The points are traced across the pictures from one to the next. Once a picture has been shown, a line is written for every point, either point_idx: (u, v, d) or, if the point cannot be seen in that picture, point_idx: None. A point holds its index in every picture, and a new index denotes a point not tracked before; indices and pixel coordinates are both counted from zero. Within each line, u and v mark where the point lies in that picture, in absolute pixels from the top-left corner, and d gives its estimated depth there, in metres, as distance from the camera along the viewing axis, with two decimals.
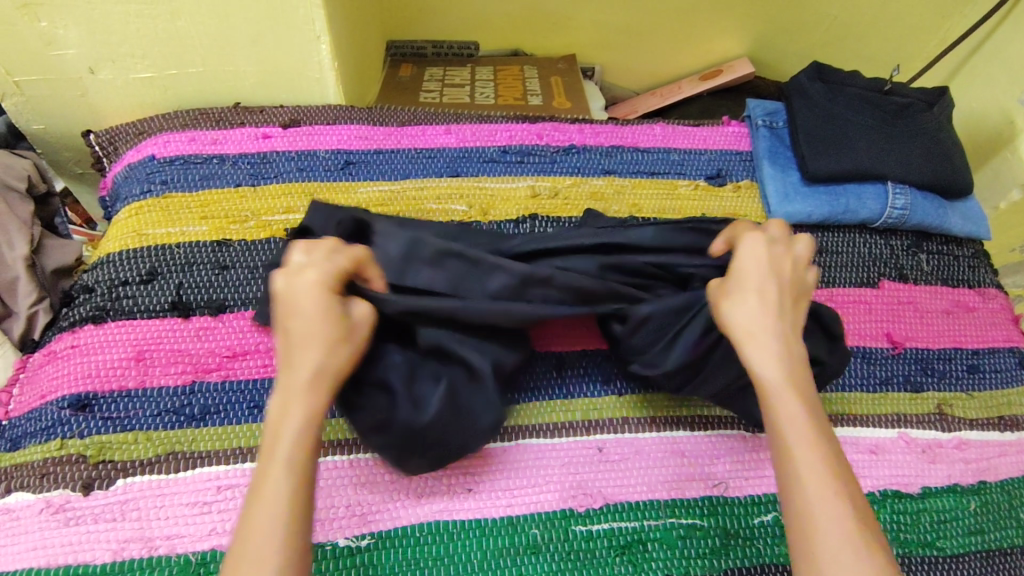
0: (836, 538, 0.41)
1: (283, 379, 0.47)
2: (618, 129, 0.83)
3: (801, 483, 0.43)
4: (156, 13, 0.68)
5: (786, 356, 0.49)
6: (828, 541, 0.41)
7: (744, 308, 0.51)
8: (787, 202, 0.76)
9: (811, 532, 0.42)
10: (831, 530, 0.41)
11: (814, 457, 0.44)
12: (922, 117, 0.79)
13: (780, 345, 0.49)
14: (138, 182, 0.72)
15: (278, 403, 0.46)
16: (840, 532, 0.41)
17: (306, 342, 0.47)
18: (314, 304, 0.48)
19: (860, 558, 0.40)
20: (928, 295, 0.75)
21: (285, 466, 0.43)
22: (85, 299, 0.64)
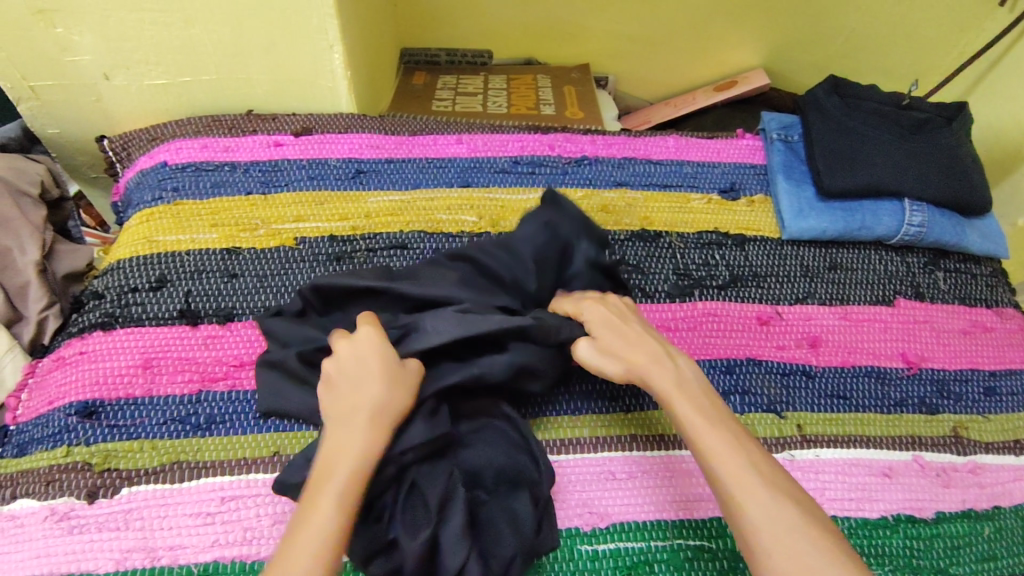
0: (783, 545, 0.40)
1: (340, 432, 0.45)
2: (631, 141, 0.83)
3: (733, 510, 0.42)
4: (170, 21, 0.68)
5: (693, 391, 0.49)
6: (777, 554, 0.39)
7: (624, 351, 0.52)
8: (802, 217, 0.75)
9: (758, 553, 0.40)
10: (775, 541, 0.40)
11: (746, 481, 0.43)
12: (940, 133, 0.78)
13: (682, 384, 0.49)
14: (150, 188, 0.72)
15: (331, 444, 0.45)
16: (787, 537, 0.40)
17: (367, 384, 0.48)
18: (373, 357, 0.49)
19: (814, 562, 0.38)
20: (945, 314, 0.74)
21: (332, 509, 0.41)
22: (95, 304, 0.64)
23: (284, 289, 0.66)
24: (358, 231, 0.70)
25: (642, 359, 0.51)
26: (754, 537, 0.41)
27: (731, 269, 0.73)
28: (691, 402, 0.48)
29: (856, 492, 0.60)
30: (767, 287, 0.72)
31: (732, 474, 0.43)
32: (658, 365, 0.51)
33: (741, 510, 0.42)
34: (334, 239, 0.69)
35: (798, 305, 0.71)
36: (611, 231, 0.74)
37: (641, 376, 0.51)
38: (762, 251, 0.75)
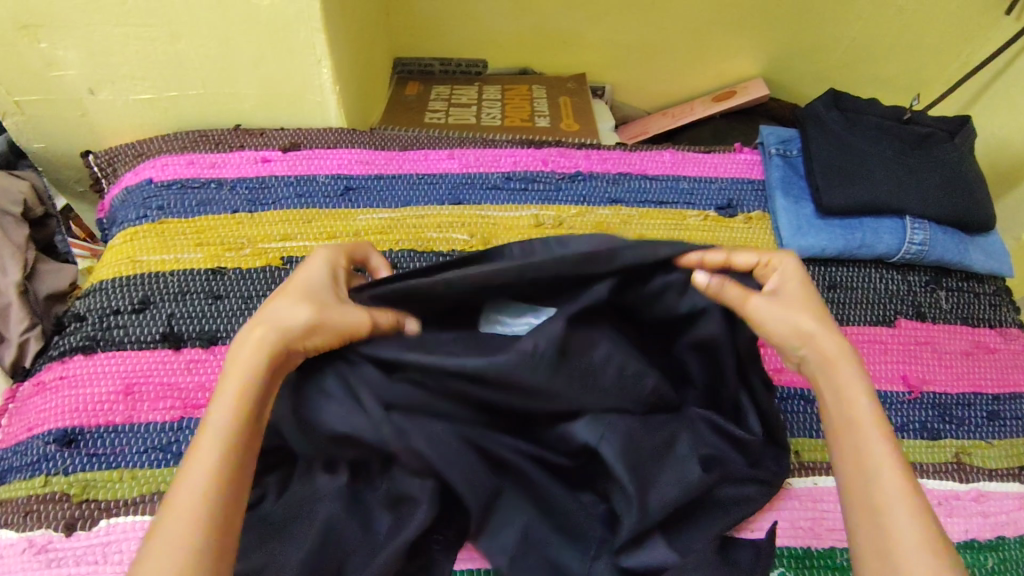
0: (908, 529, 0.41)
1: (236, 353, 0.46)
2: (626, 155, 0.81)
3: (869, 486, 0.44)
4: (155, 36, 0.67)
5: (861, 367, 0.49)
6: (903, 534, 0.41)
7: (789, 313, 0.51)
8: (801, 235, 0.73)
9: (881, 520, 0.42)
10: (902, 521, 0.42)
11: (890, 460, 0.45)
12: (942, 148, 0.76)
13: (852, 351, 0.50)
14: (135, 207, 0.70)
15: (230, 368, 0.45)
16: (912, 521, 0.42)
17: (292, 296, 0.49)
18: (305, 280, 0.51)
19: (933, 552, 0.40)
20: (946, 335, 0.72)
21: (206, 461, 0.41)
22: (77, 327, 0.63)
23: None
24: None
25: (802, 316, 0.51)
26: (882, 509, 0.43)
27: None
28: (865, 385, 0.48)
29: None
30: None
31: (868, 441, 0.46)
32: (833, 332, 0.50)
33: (874, 477, 0.44)
34: None
35: None
36: None
37: (807, 337, 0.50)
38: None
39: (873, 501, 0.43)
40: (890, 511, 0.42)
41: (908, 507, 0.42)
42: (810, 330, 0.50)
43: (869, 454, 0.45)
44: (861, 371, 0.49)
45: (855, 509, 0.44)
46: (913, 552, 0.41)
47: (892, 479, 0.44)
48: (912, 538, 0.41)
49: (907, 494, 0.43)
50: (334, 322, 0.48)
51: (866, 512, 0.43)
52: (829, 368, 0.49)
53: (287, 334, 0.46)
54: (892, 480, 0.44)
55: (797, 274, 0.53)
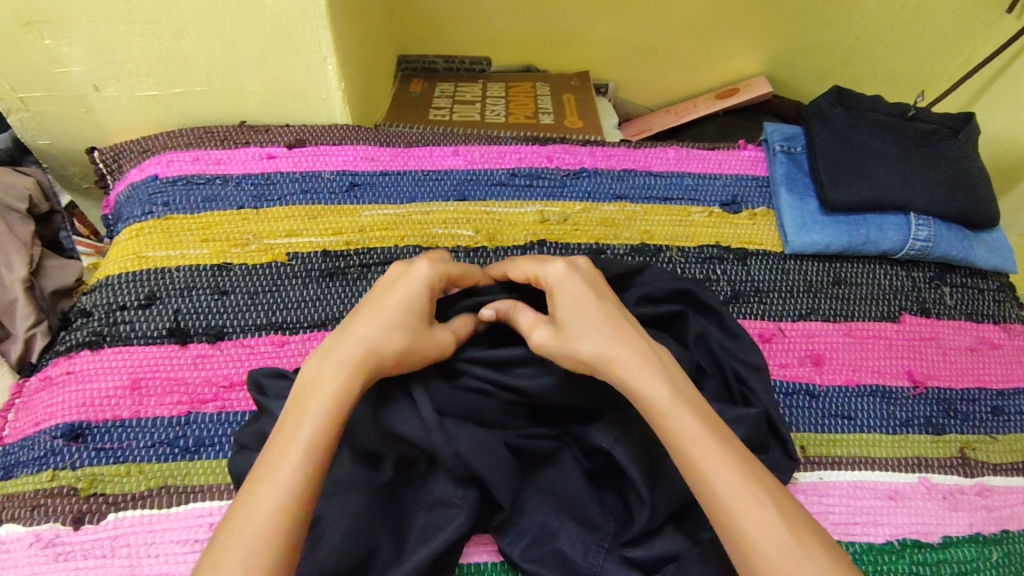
0: (767, 539, 0.39)
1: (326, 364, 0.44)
2: (631, 151, 0.81)
3: (716, 500, 0.41)
4: (161, 32, 0.67)
5: (658, 369, 0.45)
6: (763, 546, 0.38)
7: (588, 329, 0.47)
8: (805, 231, 0.74)
9: (740, 537, 0.39)
10: (759, 532, 0.39)
11: (727, 465, 0.41)
12: (946, 145, 0.76)
13: (641, 354, 0.46)
14: (140, 203, 0.70)
15: (315, 377, 0.44)
16: (770, 527, 0.39)
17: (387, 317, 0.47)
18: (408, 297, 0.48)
19: (797, 559, 0.38)
20: (951, 330, 0.72)
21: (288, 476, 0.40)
22: (83, 323, 0.63)
23: (276, 307, 0.64)
24: (352, 246, 0.69)
25: (590, 325, 0.47)
26: (736, 524, 0.40)
27: (733, 284, 0.71)
28: (670, 387, 0.44)
29: (861, 516, 0.59)
30: (770, 302, 0.71)
31: (703, 450, 0.42)
32: (615, 337, 0.47)
33: (715, 490, 0.41)
34: (326, 255, 0.68)
35: (800, 322, 0.70)
36: (610, 246, 0.73)
37: (603, 354, 0.46)
38: (764, 266, 0.73)
39: (724, 519, 0.40)
40: (745, 524, 0.39)
41: (761, 511, 0.40)
42: (609, 346, 0.46)
43: (704, 469, 0.41)
44: (667, 376, 0.45)
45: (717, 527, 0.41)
46: (776, 562, 0.38)
47: (724, 469, 0.41)
48: (775, 547, 0.38)
49: (757, 498, 0.40)
50: (439, 349, 0.49)
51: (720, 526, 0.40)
52: (625, 384, 0.45)
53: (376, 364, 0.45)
54: (737, 488, 0.40)
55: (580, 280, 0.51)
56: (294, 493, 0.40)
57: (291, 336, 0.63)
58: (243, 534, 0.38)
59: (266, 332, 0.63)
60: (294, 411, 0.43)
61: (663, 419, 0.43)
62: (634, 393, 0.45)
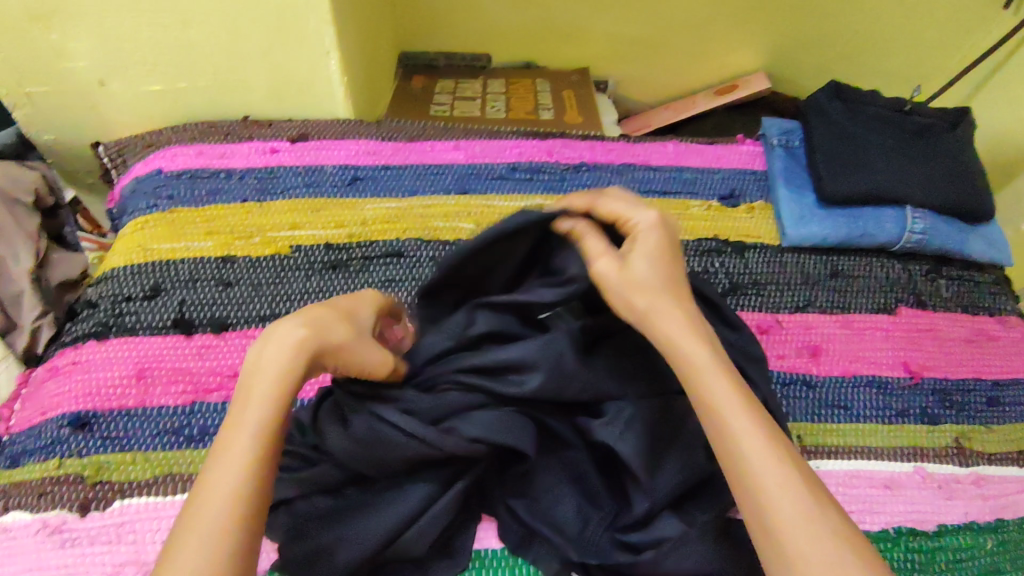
0: (787, 502, 0.39)
1: (267, 342, 0.44)
2: (630, 146, 0.82)
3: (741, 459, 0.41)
4: (165, 26, 0.68)
5: (696, 331, 0.46)
6: (782, 508, 0.38)
7: (637, 275, 0.47)
8: (803, 224, 0.74)
9: (760, 497, 0.39)
10: (779, 495, 0.39)
11: (754, 429, 0.41)
12: (942, 138, 0.77)
13: (683, 313, 0.46)
14: (145, 196, 0.71)
15: (257, 356, 0.44)
16: (789, 491, 0.39)
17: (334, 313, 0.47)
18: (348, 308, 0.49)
19: (815, 523, 0.38)
20: (947, 322, 0.73)
21: (242, 452, 0.40)
22: (89, 314, 0.63)
23: (279, 298, 0.65)
24: (354, 239, 0.70)
25: (647, 273, 0.47)
26: (755, 484, 0.40)
27: (731, 277, 0.72)
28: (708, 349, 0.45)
29: (858, 504, 0.60)
30: (767, 295, 0.71)
31: (731, 411, 0.42)
32: (668, 289, 0.47)
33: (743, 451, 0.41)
34: (329, 248, 0.69)
35: (798, 313, 0.71)
36: None
37: (648, 303, 0.46)
38: (762, 258, 0.74)
39: (745, 479, 0.40)
40: (766, 484, 0.39)
41: (784, 474, 0.40)
42: (653, 295, 0.46)
43: (732, 431, 0.41)
44: (701, 337, 0.45)
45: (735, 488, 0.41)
46: (795, 524, 0.38)
47: (751, 432, 0.41)
48: (793, 510, 0.38)
49: (780, 463, 0.40)
50: (364, 357, 0.47)
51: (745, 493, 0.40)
52: (666, 338, 0.45)
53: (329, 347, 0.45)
54: (761, 451, 0.40)
55: (653, 223, 0.50)
56: (246, 489, 0.39)
57: None
58: (197, 520, 0.38)
59: (270, 323, 0.64)
60: (243, 395, 0.43)
61: (698, 376, 0.44)
62: (672, 349, 0.45)
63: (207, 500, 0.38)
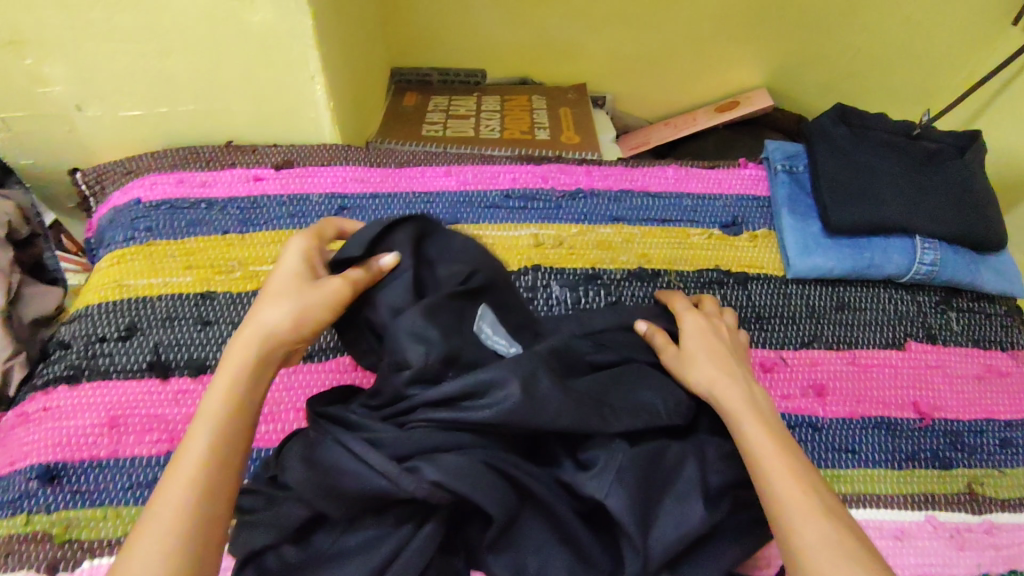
0: (809, 525, 0.42)
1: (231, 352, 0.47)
2: (628, 171, 0.79)
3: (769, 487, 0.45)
4: (143, 52, 0.65)
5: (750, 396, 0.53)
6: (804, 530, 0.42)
7: (699, 362, 0.56)
8: (808, 254, 0.71)
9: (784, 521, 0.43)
10: (802, 517, 0.43)
11: (782, 461, 0.46)
12: (952, 165, 0.74)
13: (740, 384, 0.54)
14: (122, 228, 0.68)
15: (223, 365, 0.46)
16: (811, 515, 0.43)
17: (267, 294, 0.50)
18: (282, 275, 0.51)
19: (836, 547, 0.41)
20: (958, 358, 0.70)
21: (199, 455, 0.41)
22: (61, 356, 0.61)
23: None
24: None
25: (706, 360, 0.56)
26: (781, 507, 0.44)
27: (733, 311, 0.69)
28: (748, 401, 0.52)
29: None
30: (771, 330, 0.69)
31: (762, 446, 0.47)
32: (730, 371, 0.55)
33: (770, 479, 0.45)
34: None
35: (803, 350, 0.68)
36: (607, 270, 0.70)
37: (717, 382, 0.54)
38: (765, 290, 0.71)
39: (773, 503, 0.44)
40: (790, 507, 0.43)
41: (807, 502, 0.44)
42: (713, 373, 0.54)
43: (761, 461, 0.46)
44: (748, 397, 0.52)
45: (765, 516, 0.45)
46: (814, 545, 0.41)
47: (781, 463, 0.46)
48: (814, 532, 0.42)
49: (805, 492, 0.44)
50: (308, 311, 0.49)
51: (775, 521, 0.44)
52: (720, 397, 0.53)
53: (274, 332, 0.48)
54: (787, 479, 0.45)
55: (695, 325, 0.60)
56: (197, 491, 0.40)
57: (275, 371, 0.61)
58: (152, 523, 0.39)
59: None
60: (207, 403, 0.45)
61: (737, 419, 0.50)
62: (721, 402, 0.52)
63: (165, 503, 0.39)
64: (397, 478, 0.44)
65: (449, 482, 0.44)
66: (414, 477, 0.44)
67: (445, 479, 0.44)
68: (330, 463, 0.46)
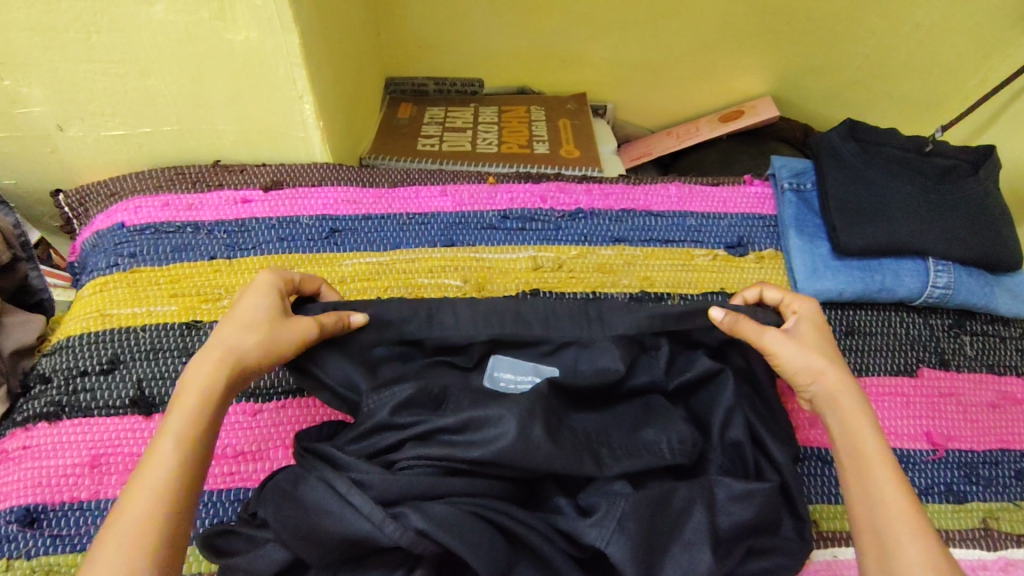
0: (910, 546, 0.44)
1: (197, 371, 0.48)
2: (630, 189, 0.76)
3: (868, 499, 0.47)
4: (124, 72, 0.62)
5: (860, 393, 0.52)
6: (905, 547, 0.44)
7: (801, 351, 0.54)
8: (817, 277, 0.69)
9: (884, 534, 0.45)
10: (903, 536, 0.44)
11: (883, 476, 0.47)
12: (966, 183, 0.71)
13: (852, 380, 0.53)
14: (105, 253, 0.66)
15: (194, 380, 0.47)
16: (911, 535, 0.44)
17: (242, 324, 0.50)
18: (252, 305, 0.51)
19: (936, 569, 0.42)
20: (971, 385, 0.68)
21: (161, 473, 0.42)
22: (41, 390, 0.58)
23: None
24: None
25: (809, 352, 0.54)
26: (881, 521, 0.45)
27: None
28: (857, 403, 0.51)
29: None
30: None
31: (865, 456, 0.48)
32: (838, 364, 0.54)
33: (872, 490, 0.47)
34: None
35: None
36: (608, 295, 0.68)
37: (823, 378, 0.53)
38: None
39: (872, 516, 0.46)
40: (888, 525, 0.45)
41: (908, 521, 0.45)
42: (816, 366, 0.53)
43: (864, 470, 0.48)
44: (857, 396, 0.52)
45: (857, 522, 0.47)
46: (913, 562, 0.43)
47: (884, 482, 0.47)
48: (912, 550, 0.43)
49: (905, 508, 0.45)
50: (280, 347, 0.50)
51: (875, 542, 0.45)
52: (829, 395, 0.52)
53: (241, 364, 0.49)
54: (889, 496, 0.46)
55: (810, 315, 0.57)
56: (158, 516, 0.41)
57: (263, 406, 0.59)
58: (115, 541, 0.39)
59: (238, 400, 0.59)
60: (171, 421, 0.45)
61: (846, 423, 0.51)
62: (831, 403, 0.52)
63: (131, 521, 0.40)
64: (381, 524, 0.43)
65: (434, 531, 0.43)
66: (399, 523, 0.44)
67: (429, 528, 0.43)
68: (314, 503, 0.45)
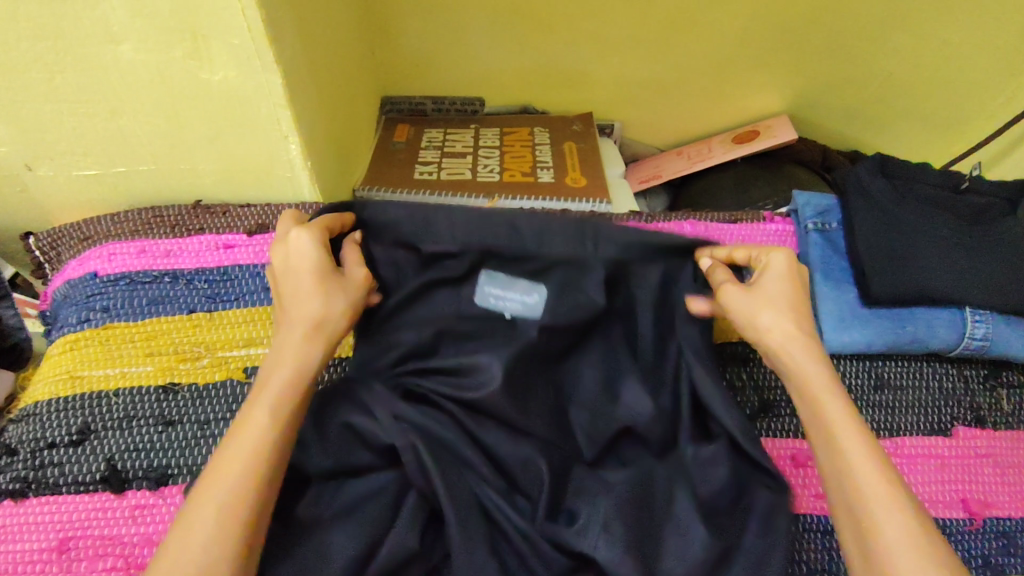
0: (895, 532, 0.41)
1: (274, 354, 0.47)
2: (641, 227, 0.71)
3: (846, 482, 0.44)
4: (94, 111, 0.57)
5: (825, 362, 0.49)
6: (889, 535, 0.41)
7: (772, 320, 0.50)
8: (844, 328, 0.63)
9: (865, 520, 0.42)
10: (887, 521, 0.42)
11: (860, 454, 0.44)
12: (1004, 223, 0.66)
13: (817, 349, 0.49)
14: (77, 306, 0.61)
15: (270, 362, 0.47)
16: (896, 521, 0.41)
17: (304, 300, 0.48)
18: (311, 268, 0.49)
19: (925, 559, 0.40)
20: (1009, 445, 0.63)
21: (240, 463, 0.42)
22: (6, 464, 0.54)
23: None
24: None
25: (778, 319, 0.50)
26: (862, 506, 0.43)
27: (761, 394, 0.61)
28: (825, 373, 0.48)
29: None
30: None
31: (837, 431, 0.45)
32: (802, 330, 0.50)
33: (850, 470, 0.44)
34: None
35: None
36: None
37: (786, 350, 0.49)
38: None
39: (852, 501, 0.43)
40: (870, 509, 0.42)
41: (892, 506, 0.42)
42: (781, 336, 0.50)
43: (837, 448, 0.45)
44: (823, 365, 0.49)
45: (838, 506, 0.44)
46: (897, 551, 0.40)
47: (863, 461, 0.44)
48: (898, 536, 0.41)
49: (888, 493, 0.43)
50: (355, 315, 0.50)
51: (856, 529, 0.43)
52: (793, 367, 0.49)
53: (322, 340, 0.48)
54: (869, 476, 0.43)
55: (778, 270, 0.52)
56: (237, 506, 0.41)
57: None
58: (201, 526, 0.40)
59: None
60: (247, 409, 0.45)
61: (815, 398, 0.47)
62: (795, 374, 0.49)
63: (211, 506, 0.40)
64: None
65: None
66: None
67: None
68: None
